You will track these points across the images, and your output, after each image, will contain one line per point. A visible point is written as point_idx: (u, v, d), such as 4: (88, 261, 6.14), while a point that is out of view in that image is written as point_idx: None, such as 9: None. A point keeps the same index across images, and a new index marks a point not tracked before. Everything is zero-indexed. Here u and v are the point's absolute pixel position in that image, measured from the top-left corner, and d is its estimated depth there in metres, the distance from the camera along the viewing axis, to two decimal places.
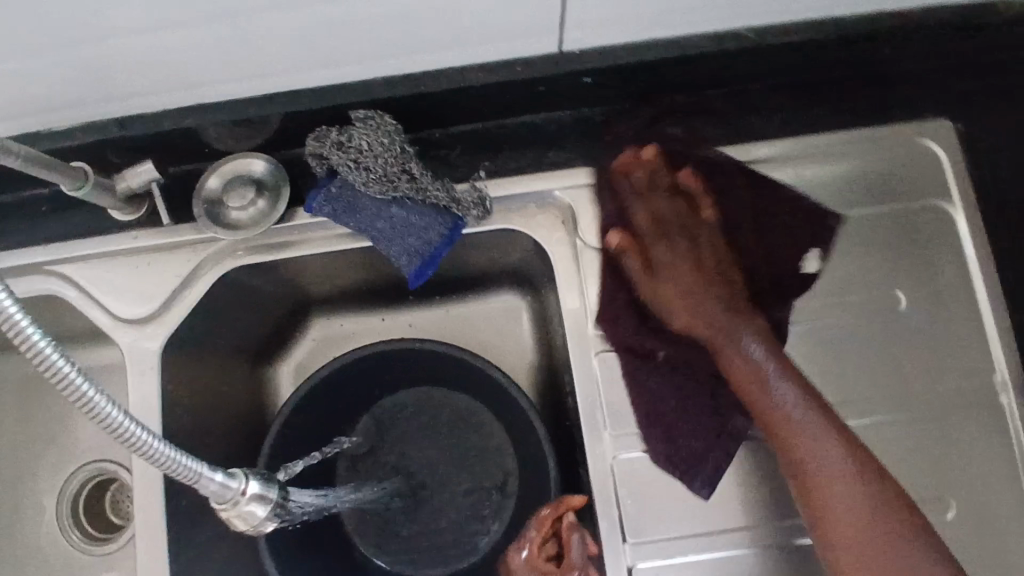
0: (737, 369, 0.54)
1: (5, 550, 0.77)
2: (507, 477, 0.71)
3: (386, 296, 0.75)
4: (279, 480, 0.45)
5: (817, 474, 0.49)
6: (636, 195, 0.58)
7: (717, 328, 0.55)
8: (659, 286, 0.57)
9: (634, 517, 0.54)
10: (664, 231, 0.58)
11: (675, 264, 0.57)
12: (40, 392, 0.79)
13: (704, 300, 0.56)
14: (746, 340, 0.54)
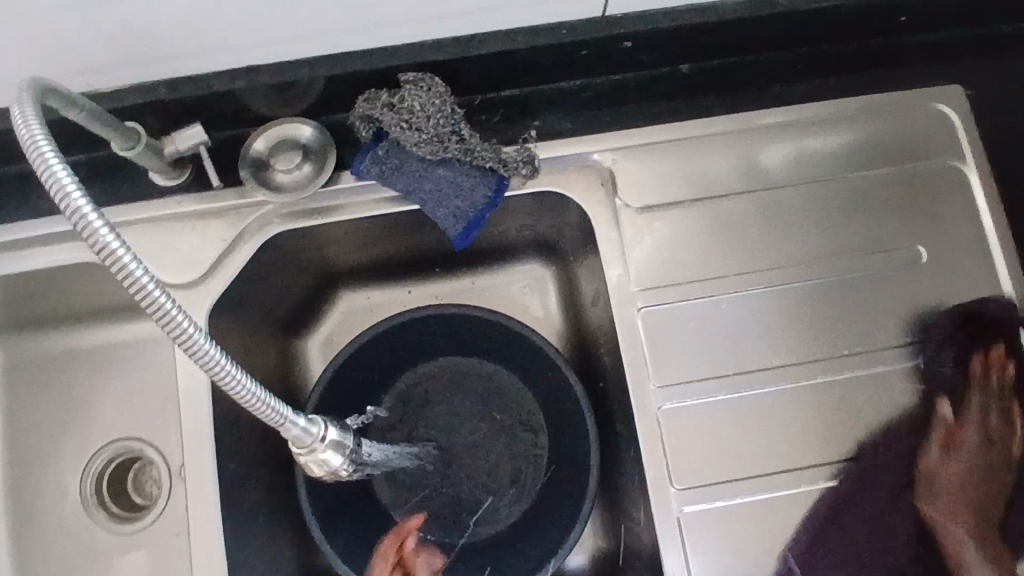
0: (957, 538, 0.56)
1: (26, 532, 0.76)
2: (537, 441, 0.72)
3: (414, 269, 0.76)
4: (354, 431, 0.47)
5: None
6: (972, 391, 0.58)
7: (973, 503, 0.57)
8: (936, 473, 0.57)
9: (678, 464, 0.57)
10: (979, 430, 0.58)
11: (976, 456, 0.57)
12: (59, 371, 0.78)
13: (961, 502, 0.56)
14: (979, 530, 0.56)
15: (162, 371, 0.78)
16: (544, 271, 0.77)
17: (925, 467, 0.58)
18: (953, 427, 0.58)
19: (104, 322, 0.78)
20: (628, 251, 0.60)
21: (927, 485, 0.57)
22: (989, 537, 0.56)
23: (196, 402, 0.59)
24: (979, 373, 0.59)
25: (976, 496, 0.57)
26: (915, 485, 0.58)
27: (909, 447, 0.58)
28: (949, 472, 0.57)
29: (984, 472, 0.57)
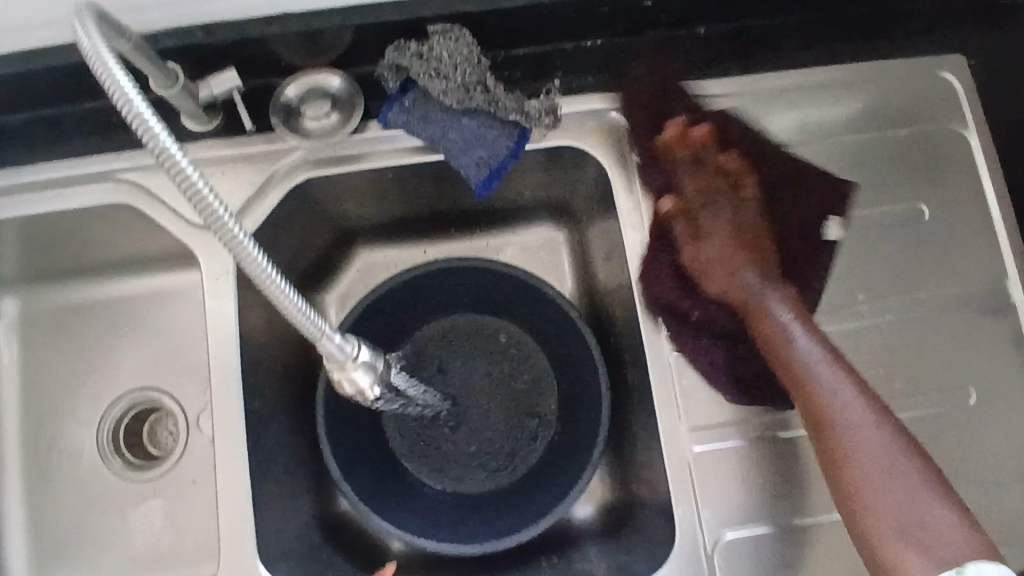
0: (750, 302, 0.58)
1: (39, 479, 0.76)
2: (549, 395, 0.75)
3: (430, 228, 0.78)
4: (383, 353, 0.49)
5: (837, 420, 0.53)
6: (696, 164, 0.61)
7: (745, 250, 0.59)
8: (702, 254, 0.60)
9: (690, 405, 0.60)
10: (708, 199, 0.60)
11: (723, 215, 0.60)
12: (71, 323, 0.78)
13: (739, 260, 0.59)
14: (752, 269, 0.59)
15: (177, 325, 0.78)
16: (556, 234, 0.78)
17: (699, 254, 0.60)
18: (694, 213, 0.60)
19: (118, 275, 0.78)
20: (644, 203, 0.63)
21: (713, 277, 0.60)
22: (772, 281, 0.59)
23: (223, 339, 0.60)
24: (682, 148, 0.61)
25: (738, 237, 0.59)
26: (701, 275, 0.60)
27: (683, 247, 0.60)
28: (721, 242, 0.59)
29: (743, 228, 0.60)
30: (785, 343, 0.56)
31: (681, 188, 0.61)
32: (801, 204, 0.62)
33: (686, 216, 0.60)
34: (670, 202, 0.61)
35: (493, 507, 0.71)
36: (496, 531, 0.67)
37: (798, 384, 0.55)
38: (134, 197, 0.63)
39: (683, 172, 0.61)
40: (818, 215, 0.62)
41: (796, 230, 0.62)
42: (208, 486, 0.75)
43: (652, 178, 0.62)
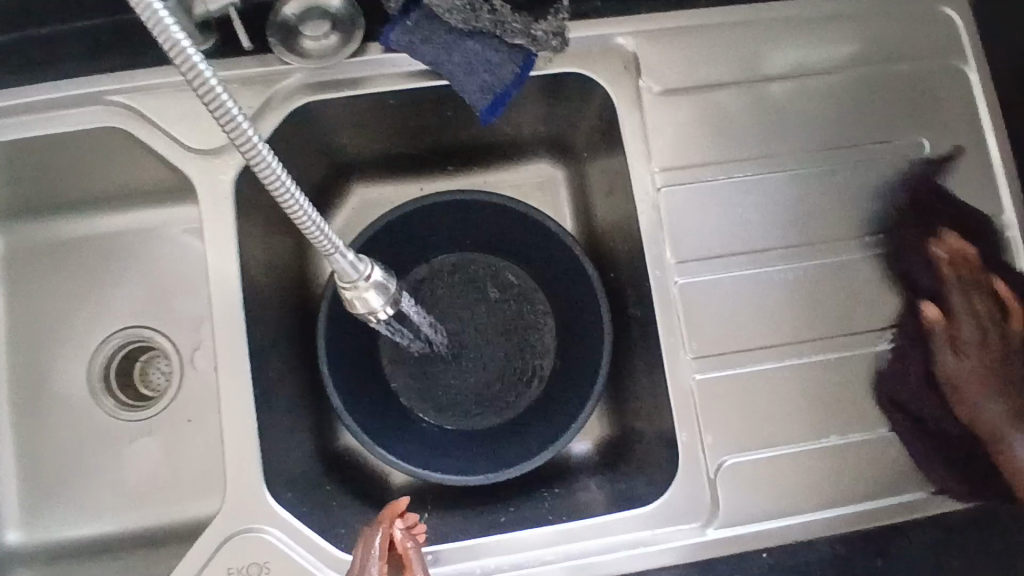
0: (991, 436, 0.56)
1: (26, 417, 0.74)
2: (546, 329, 0.75)
3: (428, 163, 0.76)
4: (394, 276, 0.48)
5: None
6: (982, 291, 0.57)
7: (1002, 381, 0.56)
8: (959, 370, 0.56)
9: (697, 335, 0.60)
10: (976, 322, 0.56)
11: (992, 337, 0.56)
12: (56, 258, 0.76)
13: (981, 390, 0.56)
14: (1003, 400, 0.55)
15: (170, 262, 0.76)
16: (556, 171, 0.77)
17: (953, 375, 0.57)
18: (954, 332, 0.57)
19: (109, 210, 0.76)
20: (649, 134, 0.62)
21: (958, 396, 0.57)
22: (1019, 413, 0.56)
23: (223, 266, 0.59)
24: (961, 262, 0.57)
25: (990, 365, 0.56)
26: (948, 394, 0.57)
27: (940, 364, 0.57)
28: (969, 364, 0.56)
29: (1011, 355, 0.56)
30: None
31: (953, 303, 0.57)
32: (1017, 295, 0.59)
33: (947, 336, 0.57)
34: (936, 312, 0.57)
35: (493, 440, 0.71)
36: (499, 463, 0.67)
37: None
38: (124, 119, 0.61)
39: (959, 290, 0.57)
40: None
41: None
42: (205, 424, 0.73)
43: (918, 273, 0.60)
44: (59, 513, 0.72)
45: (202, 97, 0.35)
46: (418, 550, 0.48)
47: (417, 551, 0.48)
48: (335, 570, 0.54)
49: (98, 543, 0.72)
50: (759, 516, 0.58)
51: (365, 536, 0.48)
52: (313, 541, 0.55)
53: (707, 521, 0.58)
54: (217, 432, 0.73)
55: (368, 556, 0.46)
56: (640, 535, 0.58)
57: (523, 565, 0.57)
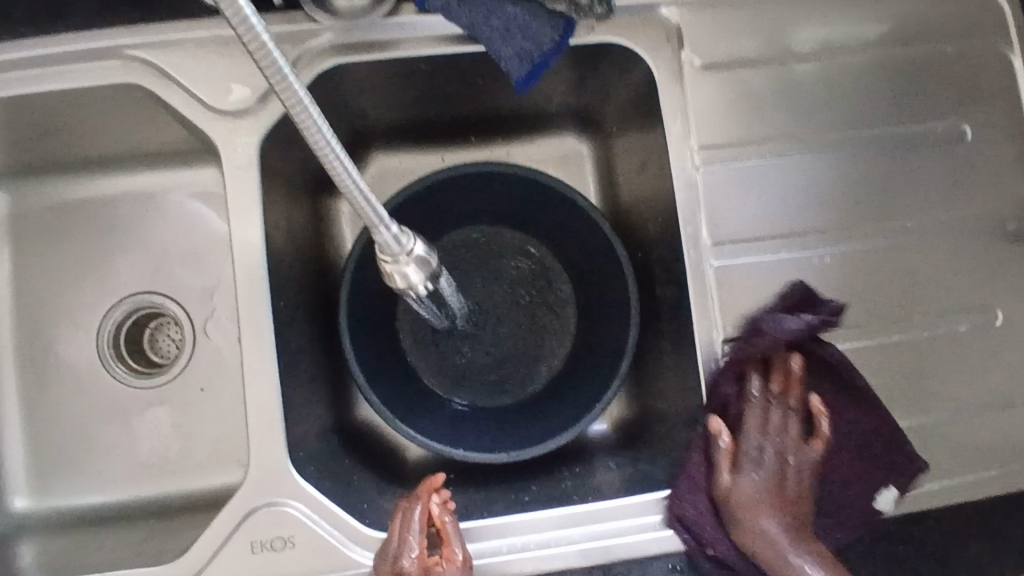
0: (778, 560, 0.53)
1: (34, 382, 0.72)
2: (568, 306, 0.74)
3: (449, 133, 0.74)
4: (437, 252, 0.47)
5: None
6: (776, 413, 0.56)
7: (791, 508, 0.54)
8: (741, 489, 0.55)
9: (731, 317, 0.59)
10: (765, 440, 0.56)
11: (797, 462, 0.55)
12: (66, 219, 0.74)
13: (767, 511, 0.54)
14: (787, 530, 0.53)
15: (183, 227, 0.74)
16: (580, 146, 0.75)
17: (732, 493, 0.55)
18: (744, 450, 0.56)
19: (121, 171, 0.74)
20: (689, 110, 0.60)
21: (738, 511, 0.55)
22: (804, 543, 0.53)
23: (247, 234, 0.57)
24: (774, 379, 0.57)
25: (782, 488, 0.55)
26: (727, 512, 0.55)
27: (716, 481, 0.56)
28: (762, 480, 0.55)
29: (795, 482, 0.55)
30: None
31: (743, 415, 0.57)
32: (860, 458, 0.58)
33: (741, 452, 0.56)
34: (718, 422, 0.56)
35: (513, 417, 0.70)
36: (522, 439, 0.66)
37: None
38: (143, 76, 0.58)
39: (755, 407, 0.56)
40: (875, 480, 0.57)
41: (846, 479, 0.58)
42: (217, 394, 0.72)
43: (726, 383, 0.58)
44: (69, 482, 0.71)
45: (250, 49, 0.34)
46: (452, 523, 0.53)
47: (452, 525, 0.53)
48: (364, 548, 0.54)
49: (108, 512, 0.70)
50: None
51: (401, 511, 0.53)
52: (339, 518, 0.54)
53: None
54: (229, 402, 0.72)
55: (403, 532, 0.52)
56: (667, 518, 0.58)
57: (552, 545, 0.57)
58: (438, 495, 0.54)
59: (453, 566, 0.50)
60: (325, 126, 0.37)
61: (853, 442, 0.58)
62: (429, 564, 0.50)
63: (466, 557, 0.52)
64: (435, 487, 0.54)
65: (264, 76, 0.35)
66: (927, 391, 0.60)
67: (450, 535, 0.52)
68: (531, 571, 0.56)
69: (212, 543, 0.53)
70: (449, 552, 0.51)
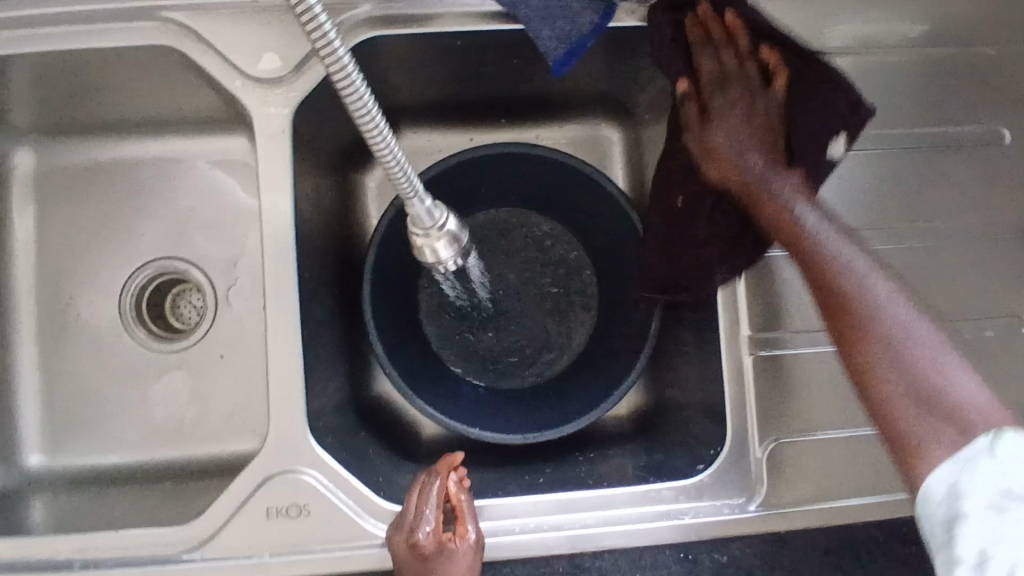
0: (758, 181, 0.56)
1: (55, 341, 0.72)
2: (589, 294, 0.73)
3: (479, 113, 0.73)
4: (468, 230, 0.47)
5: (855, 288, 0.49)
6: (725, 45, 0.57)
7: (766, 146, 0.57)
8: (710, 140, 0.57)
9: (755, 311, 0.59)
10: (725, 82, 0.57)
11: (758, 117, 0.57)
12: (93, 182, 0.74)
13: (747, 152, 0.57)
14: (761, 164, 0.56)
15: (210, 195, 0.74)
16: (610, 131, 0.75)
17: (706, 100, 0.58)
18: (704, 76, 0.58)
19: (151, 135, 0.74)
20: None
21: (716, 161, 0.57)
22: (781, 173, 0.56)
23: (276, 201, 0.57)
24: (715, 30, 0.58)
25: (750, 132, 0.57)
26: (699, 152, 0.58)
27: (687, 119, 0.58)
28: (732, 130, 0.57)
29: (760, 122, 0.57)
30: (786, 213, 0.55)
31: (700, 70, 0.58)
32: (818, 96, 0.57)
33: (707, 82, 0.58)
34: (684, 83, 0.58)
35: (530, 400, 0.70)
36: (539, 424, 0.66)
37: (795, 249, 0.53)
38: (180, 39, 0.58)
39: (708, 57, 0.58)
40: (830, 133, 0.57)
41: (809, 115, 0.57)
42: (235, 362, 0.72)
43: (674, 59, 0.58)
44: (85, 442, 0.71)
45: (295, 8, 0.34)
46: (468, 500, 0.55)
47: (469, 502, 0.55)
48: (377, 519, 0.54)
49: (122, 473, 0.71)
50: (805, 499, 0.57)
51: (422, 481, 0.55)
52: (355, 488, 0.54)
53: (750, 498, 0.57)
54: (247, 371, 0.72)
55: (421, 502, 0.53)
56: (681, 508, 0.57)
57: (564, 527, 0.57)
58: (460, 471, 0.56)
59: (465, 544, 0.52)
60: (368, 94, 0.37)
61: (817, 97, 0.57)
62: (443, 539, 0.52)
63: (479, 534, 0.54)
64: (455, 466, 0.56)
65: (311, 39, 0.35)
66: None
67: (466, 512, 0.54)
68: (543, 552, 0.56)
69: (228, 507, 0.53)
70: (463, 530, 0.53)
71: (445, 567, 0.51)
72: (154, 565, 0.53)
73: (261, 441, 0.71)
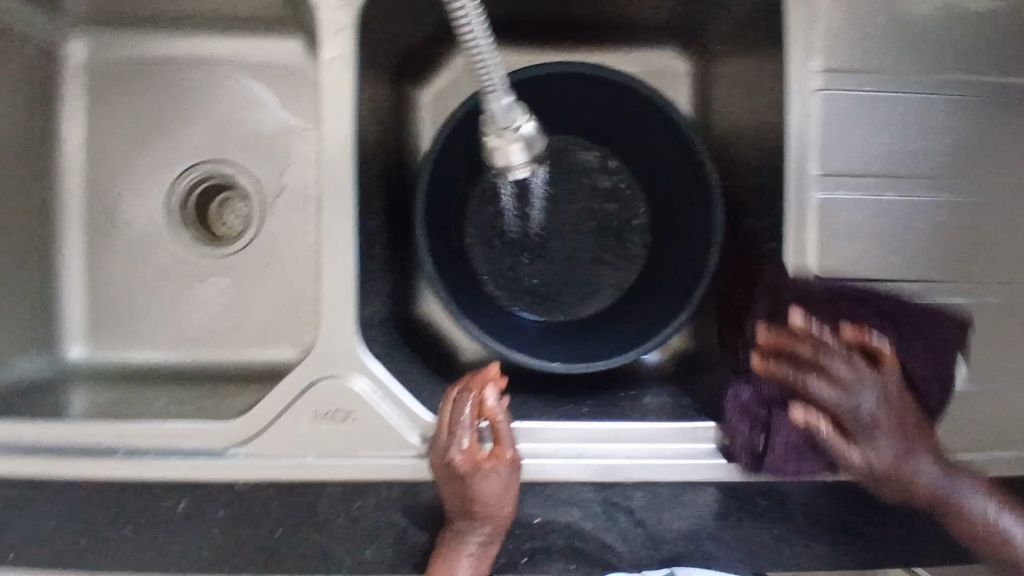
0: (936, 492, 0.53)
1: (101, 235, 0.72)
2: (641, 231, 0.71)
3: (543, 32, 0.70)
4: (541, 136, 0.45)
5: (1000, 533, 0.54)
6: (836, 356, 0.54)
7: (917, 434, 0.54)
8: (864, 463, 0.53)
9: (824, 254, 0.56)
10: (852, 389, 0.53)
11: (898, 403, 0.53)
12: (142, 75, 0.72)
13: (913, 457, 0.53)
14: (924, 459, 0.53)
15: (259, 99, 0.72)
16: (676, 63, 0.72)
17: (857, 428, 0.53)
18: (845, 416, 0.53)
19: (205, 32, 0.72)
20: (813, 25, 0.56)
21: (887, 483, 0.54)
22: (945, 463, 0.54)
23: (338, 105, 0.55)
24: (809, 349, 0.54)
25: (903, 423, 0.53)
26: (857, 473, 0.54)
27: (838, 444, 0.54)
28: (893, 473, 0.54)
29: (901, 400, 0.54)
30: (974, 518, 0.54)
31: (814, 395, 0.54)
32: (916, 320, 0.56)
33: (849, 414, 0.53)
34: (801, 412, 0.54)
35: (573, 333, 0.69)
36: (582, 355, 0.65)
37: (988, 539, 0.54)
38: None
39: (819, 382, 0.53)
40: (939, 353, 0.56)
41: (919, 359, 0.56)
42: (279, 272, 0.72)
43: (767, 380, 0.56)
44: (127, 338, 0.72)
45: None
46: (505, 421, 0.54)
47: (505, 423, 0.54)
48: (421, 432, 0.54)
49: (162, 371, 0.71)
50: None
51: (452, 398, 0.53)
52: (402, 400, 0.54)
53: None
54: (292, 282, 0.72)
55: (455, 424, 0.52)
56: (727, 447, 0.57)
57: (606, 456, 0.57)
58: (494, 390, 0.54)
59: (504, 466, 0.52)
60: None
61: (908, 309, 0.56)
62: (478, 459, 0.52)
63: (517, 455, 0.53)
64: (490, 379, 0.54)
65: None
66: (1009, 358, 0.58)
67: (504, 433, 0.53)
68: (583, 477, 0.56)
69: (277, 407, 0.53)
70: (501, 450, 0.52)
71: (488, 489, 0.52)
72: (198, 456, 0.53)
73: (300, 352, 0.71)
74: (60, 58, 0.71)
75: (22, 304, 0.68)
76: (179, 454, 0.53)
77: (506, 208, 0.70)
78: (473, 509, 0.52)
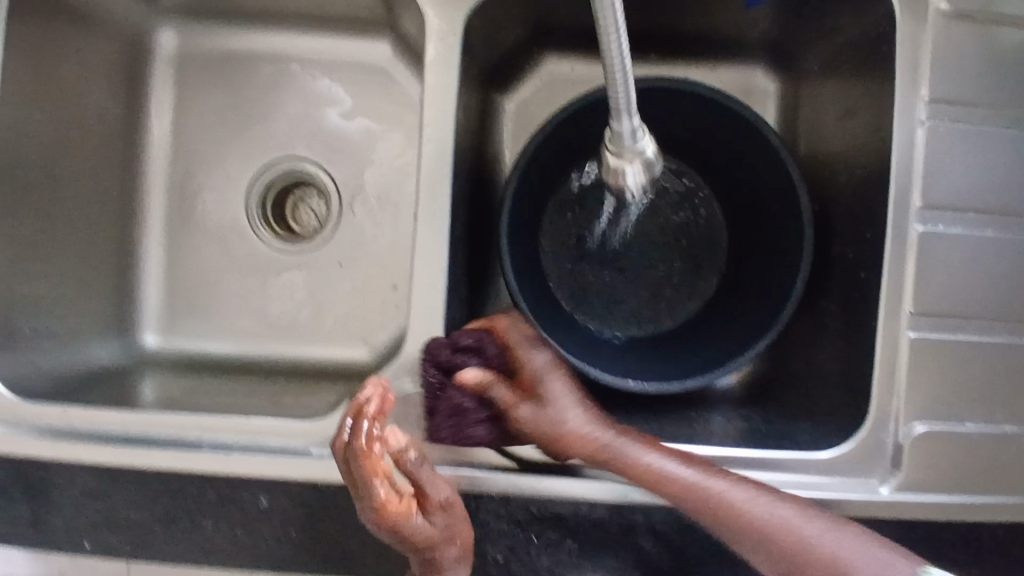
0: (609, 445, 0.52)
1: (179, 224, 0.73)
2: (717, 251, 0.71)
3: (633, 46, 0.70)
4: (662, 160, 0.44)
5: (718, 499, 0.48)
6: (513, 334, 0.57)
7: (582, 397, 0.55)
8: (546, 420, 0.53)
9: (922, 289, 0.55)
10: (520, 349, 0.56)
11: (569, 382, 0.56)
12: (230, 69, 0.73)
13: (573, 406, 0.54)
14: (580, 411, 0.54)
15: (343, 98, 0.73)
16: (765, 84, 0.71)
17: (518, 411, 0.53)
18: (522, 367, 0.56)
19: (296, 30, 0.72)
20: (923, 55, 0.55)
21: (579, 449, 0.53)
22: (618, 430, 0.53)
23: (436, 112, 0.55)
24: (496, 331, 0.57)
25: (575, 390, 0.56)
26: (546, 440, 0.53)
27: (519, 410, 0.53)
28: (558, 423, 0.53)
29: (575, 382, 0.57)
30: (663, 469, 0.50)
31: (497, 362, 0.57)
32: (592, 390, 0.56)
33: (517, 404, 0.53)
34: (476, 372, 0.54)
35: (646, 351, 0.68)
36: (655, 373, 0.64)
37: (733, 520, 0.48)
38: None
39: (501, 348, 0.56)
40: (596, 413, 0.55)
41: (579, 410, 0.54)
42: (354, 271, 0.72)
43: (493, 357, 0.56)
44: (198, 328, 0.72)
45: None
46: (415, 465, 0.46)
47: (421, 462, 0.47)
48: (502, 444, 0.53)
49: (232, 363, 0.72)
50: (938, 490, 0.55)
51: (344, 449, 0.45)
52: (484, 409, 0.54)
53: (882, 481, 0.55)
54: (365, 282, 0.72)
55: (359, 484, 0.44)
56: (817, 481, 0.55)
57: None
58: (393, 434, 0.46)
59: (436, 507, 0.47)
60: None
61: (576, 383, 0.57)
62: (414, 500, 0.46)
63: (446, 493, 0.47)
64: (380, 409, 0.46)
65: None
66: None
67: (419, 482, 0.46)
68: (642, 497, 0.53)
69: None
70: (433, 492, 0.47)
71: (427, 534, 0.47)
72: (279, 456, 0.53)
73: (369, 352, 0.71)
74: (153, 49, 0.72)
75: (102, 286, 0.69)
76: (261, 453, 0.53)
77: (598, 223, 0.70)
78: (426, 551, 0.47)
